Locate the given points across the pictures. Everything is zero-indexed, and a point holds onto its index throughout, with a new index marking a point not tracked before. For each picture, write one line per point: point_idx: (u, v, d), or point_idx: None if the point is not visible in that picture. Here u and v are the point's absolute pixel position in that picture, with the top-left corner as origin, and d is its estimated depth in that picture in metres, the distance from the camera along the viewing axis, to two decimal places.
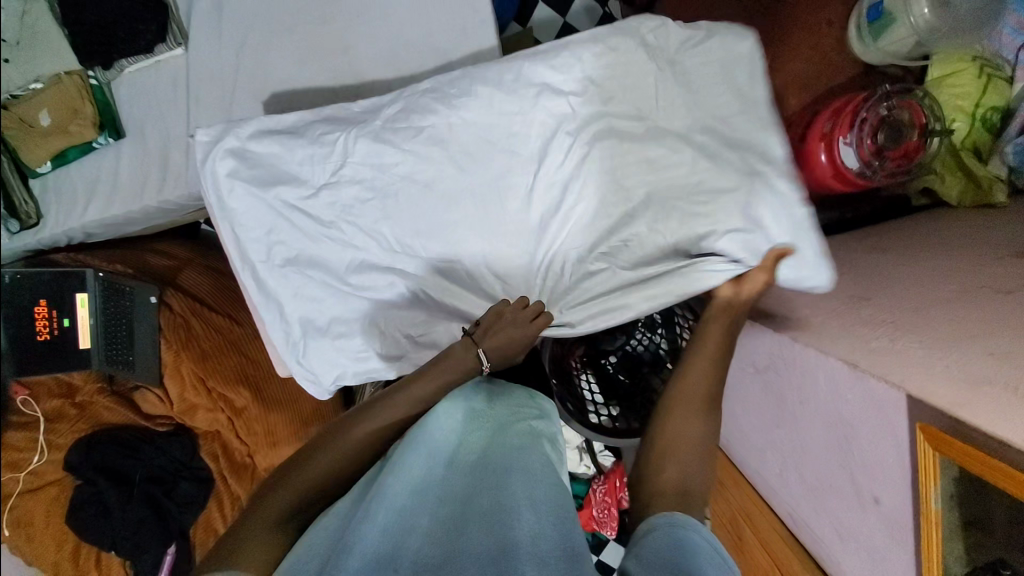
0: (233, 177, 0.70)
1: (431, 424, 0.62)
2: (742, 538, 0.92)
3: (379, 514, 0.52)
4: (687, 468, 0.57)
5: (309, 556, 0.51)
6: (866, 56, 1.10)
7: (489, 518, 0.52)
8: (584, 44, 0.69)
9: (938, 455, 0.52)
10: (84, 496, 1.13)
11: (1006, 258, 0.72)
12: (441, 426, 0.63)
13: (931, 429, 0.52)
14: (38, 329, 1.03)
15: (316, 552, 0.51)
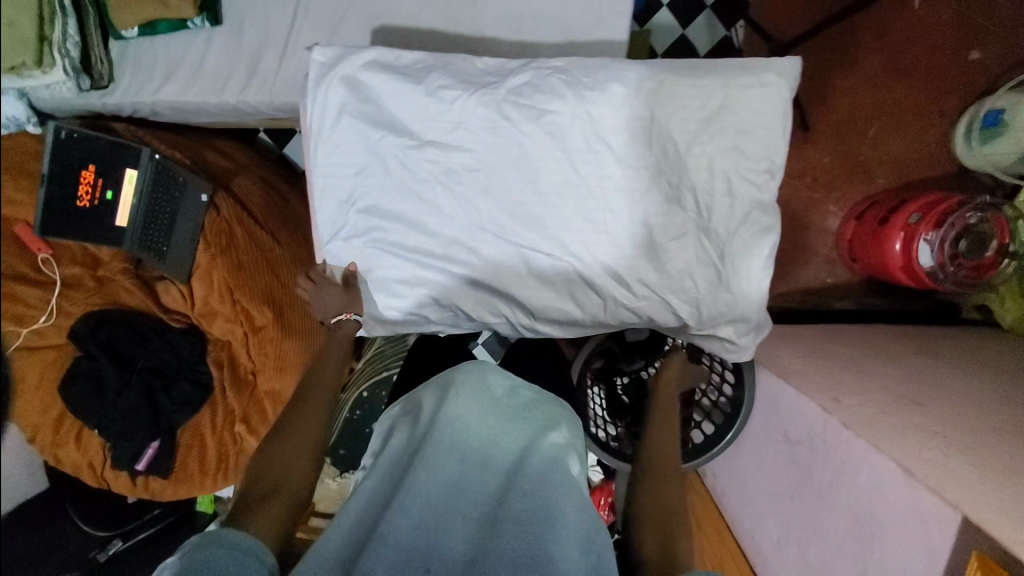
0: (339, 107, 0.68)
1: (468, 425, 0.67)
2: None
3: (411, 510, 0.57)
4: (669, 542, 0.62)
5: (346, 535, 0.57)
6: (966, 158, 1.16)
7: (521, 527, 0.56)
8: (738, 71, 0.64)
9: None
10: (82, 369, 1.12)
11: None
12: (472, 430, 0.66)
13: (987, 561, 0.49)
14: (79, 194, 1.00)
15: (355, 533, 0.57)
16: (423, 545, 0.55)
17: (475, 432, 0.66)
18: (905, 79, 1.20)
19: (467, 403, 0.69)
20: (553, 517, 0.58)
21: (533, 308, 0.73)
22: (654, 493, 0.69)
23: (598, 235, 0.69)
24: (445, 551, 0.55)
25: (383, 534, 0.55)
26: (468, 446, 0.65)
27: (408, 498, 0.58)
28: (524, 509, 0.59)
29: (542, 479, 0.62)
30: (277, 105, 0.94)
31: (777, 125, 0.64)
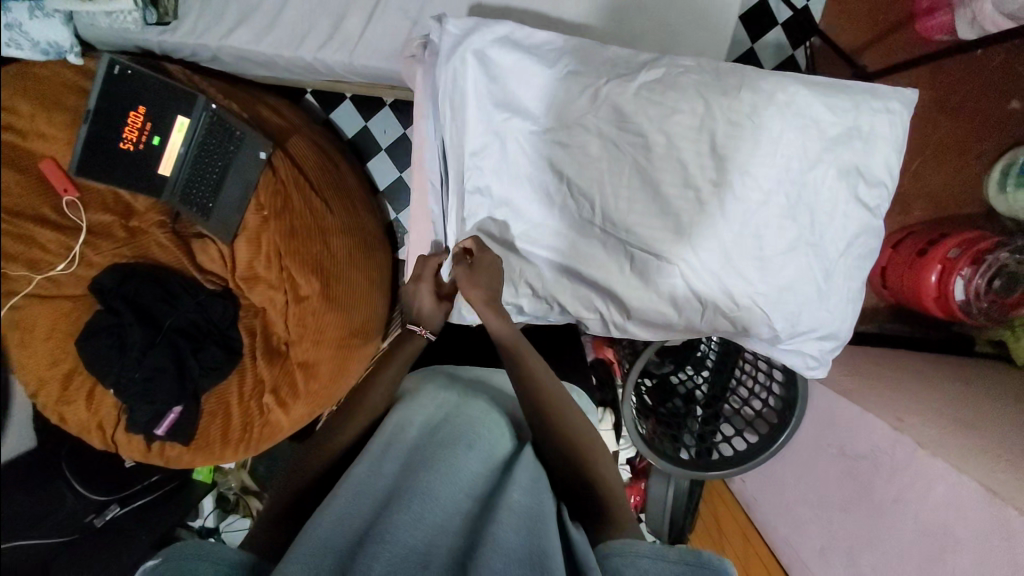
0: (467, 81, 0.67)
1: (461, 419, 0.66)
2: None
3: (417, 507, 0.54)
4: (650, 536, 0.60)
5: (338, 529, 0.54)
6: (998, 199, 1.22)
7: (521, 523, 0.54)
8: (865, 96, 0.66)
9: None
10: (101, 325, 1.04)
11: None
12: (469, 421, 0.66)
13: None
14: (125, 134, 0.94)
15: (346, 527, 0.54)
16: (426, 539, 0.52)
17: (480, 429, 0.66)
18: (946, 119, 1.26)
19: (475, 403, 0.70)
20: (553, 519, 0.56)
21: (630, 307, 0.72)
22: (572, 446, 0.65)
23: (714, 241, 0.68)
24: (446, 549, 0.52)
25: (386, 532, 0.52)
26: (474, 441, 0.64)
27: (411, 496, 0.55)
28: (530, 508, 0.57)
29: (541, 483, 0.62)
30: (358, 67, 0.90)
31: (893, 153, 0.67)
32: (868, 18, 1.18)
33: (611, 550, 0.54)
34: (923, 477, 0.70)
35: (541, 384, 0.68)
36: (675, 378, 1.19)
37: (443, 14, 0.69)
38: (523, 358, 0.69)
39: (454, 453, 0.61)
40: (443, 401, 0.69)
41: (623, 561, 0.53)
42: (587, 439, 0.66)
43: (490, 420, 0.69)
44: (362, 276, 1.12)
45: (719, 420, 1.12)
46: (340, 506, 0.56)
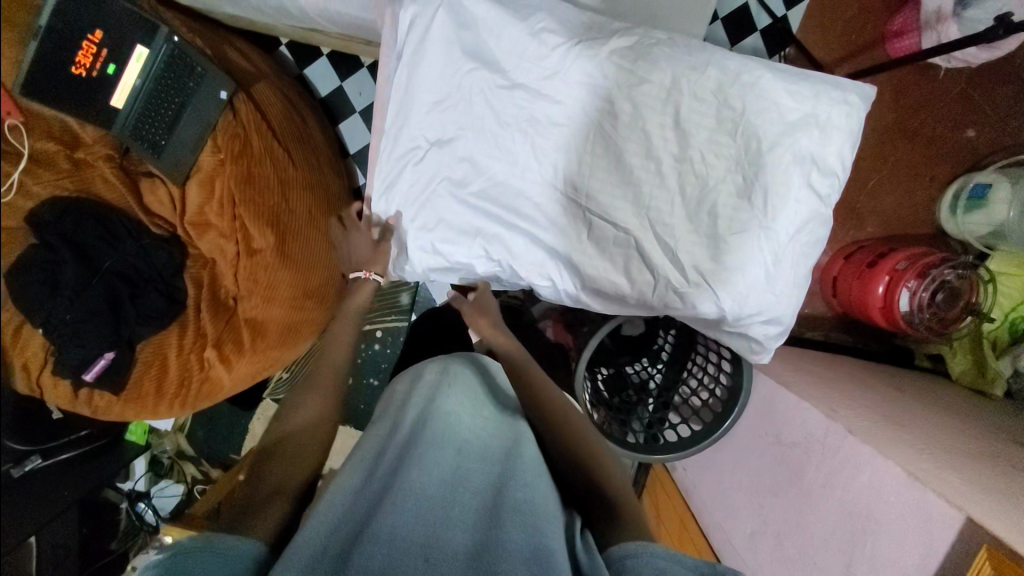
0: (435, 28, 0.67)
1: (445, 423, 0.68)
2: None
3: (412, 505, 0.55)
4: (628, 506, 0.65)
5: (331, 526, 0.53)
6: (946, 221, 1.29)
7: (522, 520, 0.56)
8: (825, 85, 0.68)
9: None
10: (37, 260, 0.99)
11: (1006, 443, 0.84)
12: (453, 424, 0.68)
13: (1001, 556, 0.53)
14: (78, 59, 0.89)
15: (339, 525, 0.54)
16: (428, 537, 0.53)
17: (465, 430, 0.68)
18: (906, 141, 1.31)
19: (455, 400, 0.72)
20: (547, 514, 0.58)
21: (583, 275, 0.72)
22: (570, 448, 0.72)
23: (668, 216, 0.70)
24: (451, 540, 0.53)
25: (380, 529, 0.52)
26: (465, 446, 0.65)
27: (401, 493, 0.56)
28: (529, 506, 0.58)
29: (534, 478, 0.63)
30: (330, 13, 0.87)
31: (849, 144, 0.69)
32: (841, 35, 1.21)
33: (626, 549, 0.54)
34: (854, 464, 0.71)
35: (536, 392, 0.78)
36: (630, 369, 1.24)
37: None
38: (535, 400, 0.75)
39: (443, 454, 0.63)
40: (427, 402, 0.71)
41: (634, 563, 0.53)
42: (574, 432, 0.74)
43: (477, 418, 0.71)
44: (320, 236, 1.08)
45: (668, 409, 1.14)
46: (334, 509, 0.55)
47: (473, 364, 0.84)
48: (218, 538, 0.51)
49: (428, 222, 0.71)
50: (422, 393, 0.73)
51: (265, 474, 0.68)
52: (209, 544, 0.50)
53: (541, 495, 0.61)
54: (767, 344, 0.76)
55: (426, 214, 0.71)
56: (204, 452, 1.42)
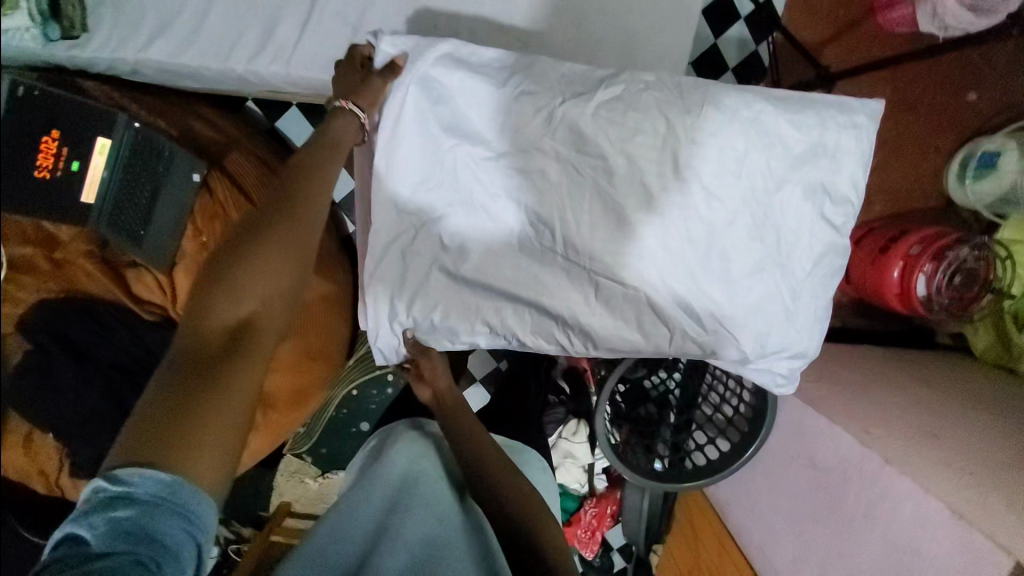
0: (409, 107, 0.64)
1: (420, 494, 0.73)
2: None
3: None
4: None
5: None
6: (955, 192, 1.24)
7: None
8: (830, 109, 0.64)
9: None
10: (33, 366, 0.96)
11: None
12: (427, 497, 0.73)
13: None
14: (39, 162, 0.82)
15: None
16: None
17: (443, 497, 0.74)
18: (906, 115, 1.26)
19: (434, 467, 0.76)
20: None
21: (595, 336, 0.69)
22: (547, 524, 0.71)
23: (679, 267, 0.65)
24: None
25: None
26: (439, 519, 0.71)
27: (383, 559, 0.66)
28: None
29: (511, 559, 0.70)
30: (294, 80, 0.83)
31: (860, 169, 0.65)
32: (828, 17, 1.16)
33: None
34: (901, 499, 0.69)
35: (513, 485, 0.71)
36: (648, 381, 1.17)
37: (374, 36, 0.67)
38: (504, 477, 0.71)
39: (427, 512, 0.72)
40: (413, 466, 0.75)
41: None
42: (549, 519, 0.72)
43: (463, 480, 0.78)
44: (319, 300, 1.06)
45: (691, 427, 1.12)
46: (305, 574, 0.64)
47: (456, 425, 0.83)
48: (151, 472, 0.49)
49: (425, 303, 0.69)
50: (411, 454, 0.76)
51: (188, 390, 0.52)
52: (141, 482, 0.49)
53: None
54: (791, 377, 0.74)
55: (421, 295, 0.69)
56: (232, 513, 1.42)
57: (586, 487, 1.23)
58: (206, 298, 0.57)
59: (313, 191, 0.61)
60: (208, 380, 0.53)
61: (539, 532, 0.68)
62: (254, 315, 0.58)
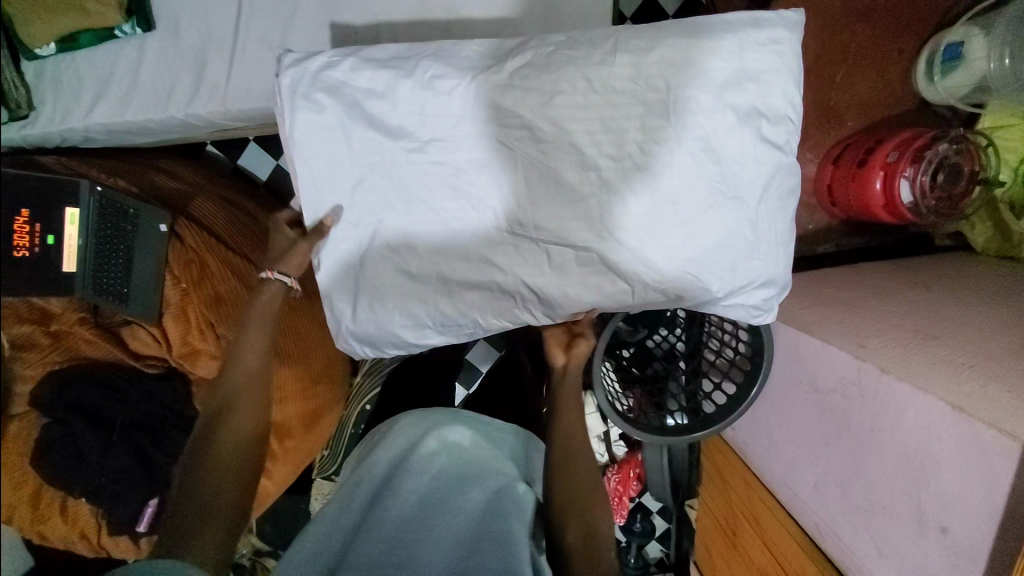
0: (330, 118, 0.66)
1: (422, 448, 0.92)
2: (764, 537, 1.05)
3: (388, 516, 0.80)
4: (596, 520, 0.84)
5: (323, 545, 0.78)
6: (925, 92, 1.20)
7: (465, 526, 0.81)
8: (747, 29, 0.63)
9: None
10: (54, 437, 0.99)
11: None
12: (429, 446, 0.92)
13: None
14: (15, 243, 0.86)
15: (326, 546, 0.78)
16: (393, 532, 0.78)
17: (438, 452, 0.92)
18: (861, 23, 1.19)
19: (439, 434, 0.94)
20: (483, 508, 0.84)
21: (558, 305, 0.70)
22: (572, 481, 0.85)
23: (628, 219, 0.66)
24: (423, 559, 0.73)
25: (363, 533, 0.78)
26: (431, 465, 0.90)
27: (376, 527, 0.78)
28: (491, 531, 0.79)
29: (507, 513, 0.83)
30: (233, 115, 0.84)
31: (791, 84, 0.64)
32: None
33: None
34: (907, 401, 0.67)
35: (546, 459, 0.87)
36: (651, 341, 1.19)
37: (283, 54, 0.67)
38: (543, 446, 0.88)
39: (414, 483, 0.86)
40: (409, 434, 0.94)
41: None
42: (578, 492, 0.85)
43: (448, 453, 0.92)
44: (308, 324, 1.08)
45: (698, 377, 1.12)
46: (329, 522, 0.81)
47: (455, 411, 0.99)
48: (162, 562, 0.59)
49: (390, 302, 0.71)
50: (412, 426, 0.95)
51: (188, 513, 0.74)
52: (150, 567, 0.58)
53: (481, 501, 0.85)
54: (765, 305, 0.74)
55: (383, 297, 0.70)
56: (278, 544, 1.45)
57: (606, 456, 1.24)
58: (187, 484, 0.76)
59: (249, 370, 0.83)
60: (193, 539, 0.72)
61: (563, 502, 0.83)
62: (224, 467, 0.79)
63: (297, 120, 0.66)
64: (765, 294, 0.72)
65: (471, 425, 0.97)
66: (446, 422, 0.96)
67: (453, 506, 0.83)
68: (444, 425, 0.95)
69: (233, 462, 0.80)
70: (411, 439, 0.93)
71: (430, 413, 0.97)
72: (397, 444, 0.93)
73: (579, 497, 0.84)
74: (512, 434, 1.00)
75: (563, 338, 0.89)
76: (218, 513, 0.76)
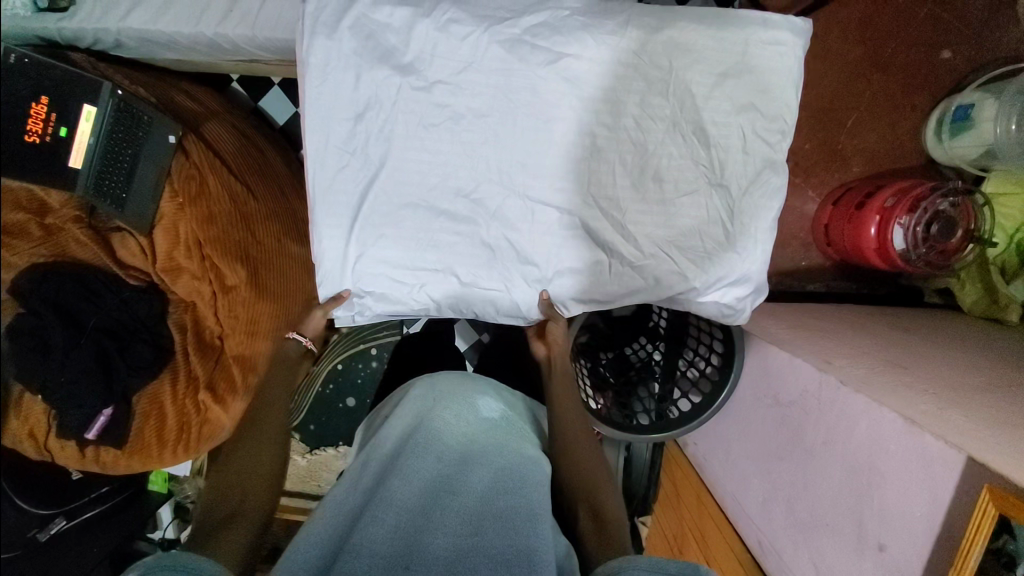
0: (345, 47, 0.67)
1: (433, 427, 0.73)
2: (709, 555, 1.03)
3: (389, 515, 0.62)
4: (603, 501, 0.74)
5: (316, 546, 0.62)
6: (934, 151, 1.21)
7: (496, 523, 0.63)
8: (754, 25, 0.65)
9: (996, 512, 0.50)
10: (25, 328, 1.00)
11: (1010, 368, 0.81)
12: (449, 422, 0.74)
13: (999, 492, 0.50)
14: (28, 127, 0.85)
15: (321, 545, 0.62)
16: (393, 540, 0.60)
17: (456, 434, 0.73)
18: (879, 73, 1.23)
19: (447, 412, 0.75)
20: (514, 484, 0.68)
21: (533, 263, 0.72)
22: (577, 463, 0.77)
23: (614, 191, 0.69)
24: (427, 550, 0.60)
25: (361, 541, 0.59)
26: (444, 445, 0.71)
27: (385, 506, 0.63)
28: (509, 507, 0.65)
29: (522, 480, 0.68)
30: (260, 42, 0.88)
31: (789, 84, 0.66)
32: None
33: (614, 565, 0.58)
34: (865, 412, 0.67)
35: (558, 434, 0.79)
36: (631, 350, 1.17)
37: None
38: (557, 425, 0.80)
39: (425, 462, 0.68)
40: (415, 415, 0.76)
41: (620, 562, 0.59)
42: (586, 469, 0.77)
43: (461, 424, 0.74)
44: (288, 255, 1.11)
45: None
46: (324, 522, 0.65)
47: (472, 377, 0.84)
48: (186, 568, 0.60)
49: (371, 243, 0.72)
50: (419, 403, 0.78)
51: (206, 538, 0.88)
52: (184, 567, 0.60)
53: (517, 488, 0.67)
54: (741, 311, 0.73)
55: (366, 227, 0.71)
56: None
57: None
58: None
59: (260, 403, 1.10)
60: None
61: (570, 489, 0.76)
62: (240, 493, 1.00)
63: (314, 42, 0.67)
64: (740, 299, 0.72)
65: (499, 398, 0.82)
66: (455, 392, 0.79)
67: (458, 489, 0.67)
68: (457, 396, 0.78)
69: (263, 471, 1.05)
70: (418, 409, 0.77)
71: (437, 383, 0.81)
72: (404, 426, 0.76)
73: (583, 478, 0.76)
74: (516, 402, 0.87)
75: (536, 328, 0.87)
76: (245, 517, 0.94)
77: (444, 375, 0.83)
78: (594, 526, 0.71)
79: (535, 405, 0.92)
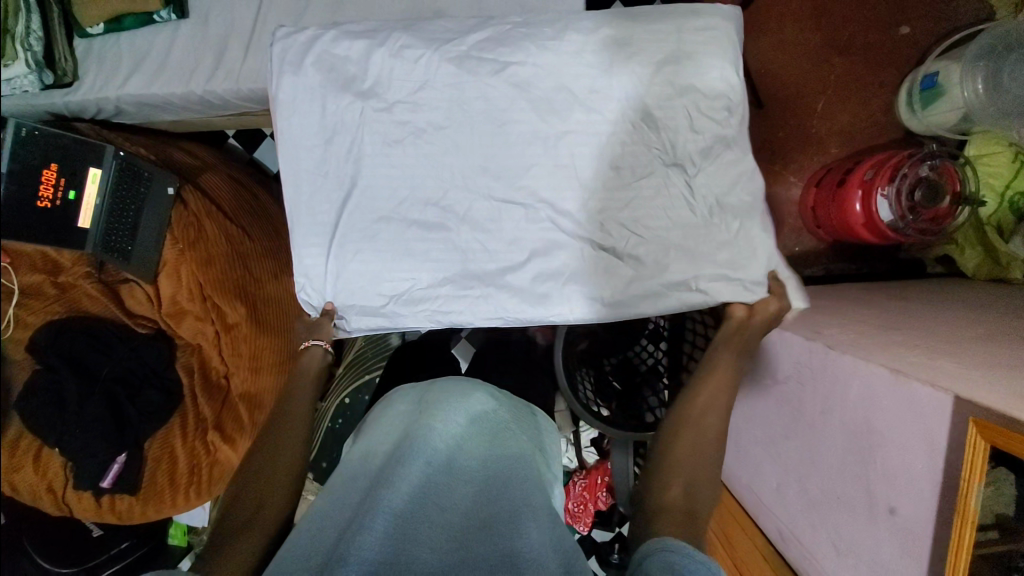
0: (311, 81, 0.73)
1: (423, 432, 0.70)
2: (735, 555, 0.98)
3: (378, 524, 0.60)
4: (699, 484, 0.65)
5: (306, 556, 0.60)
6: (909, 122, 1.22)
7: (485, 534, 0.63)
8: (685, 14, 0.69)
9: (989, 445, 0.49)
10: (42, 382, 1.05)
11: (1008, 318, 0.79)
12: (440, 426, 0.71)
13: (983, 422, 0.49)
14: (40, 193, 0.92)
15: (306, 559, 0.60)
16: (380, 551, 0.59)
17: (445, 439, 0.70)
18: (841, 56, 1.26)
19: (436, 415, 0.73)
20: (501, 490, 0.68)
21: (506, 260, 0.73)
22: (687, 440, 0.68)
23: (574, 182, 0.71)
24: (414, 564, 0.59)
25: (348, 553, 0.57)
26: (433, 452, 0.69)
27: (373, 514, 0.61)
28: (495, 512, 0.65)
29: (507, 484, 0.69)
30: (244, 94, 0.95)
31: (728, 63, 0.69)
32: None
33: (665, 544, 0.54)
34: (857, 372, 0.65)
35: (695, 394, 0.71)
36: (636, 354, 1.13)
37: (276, 30, 0.76)
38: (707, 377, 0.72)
39: (414, 469, 0.66)
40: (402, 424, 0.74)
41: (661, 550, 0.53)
42: (700, 444, 0.68)
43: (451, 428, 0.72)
44: (284, 290, 1.15)
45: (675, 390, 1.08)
46: (303, 539, 0.62)
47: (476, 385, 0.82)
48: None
49: (348, 258, 0.75)
50: (406, 413, 0.76)
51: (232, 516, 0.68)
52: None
53: (506, 495, 0.67)
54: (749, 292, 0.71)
55: (342, 242, 0.74)
56: None
57: (576, 461, 1.22)
58: (237, 492, 0.71)
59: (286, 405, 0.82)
60: (227, 548, 0.63)
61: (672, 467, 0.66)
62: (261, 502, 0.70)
63: (283, 80, 0.73)
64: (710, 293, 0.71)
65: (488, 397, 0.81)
66: (445, 395, 0.76)
67: (445, 501, 0.66)
68: (448, 399, 0.75)
69: (272, 480, 0.72)
70: (404, 420, 0.75)
71: (427, 395, 0.78)
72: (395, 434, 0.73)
73: (694, 459, 0.67)
74: (517, 406, 0.85)
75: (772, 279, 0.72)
76: (261, 518, 0.68)
77: (435, 384, 0.81)
78: (683, 504, 0.62)
79: (534, 408, 0.89)
